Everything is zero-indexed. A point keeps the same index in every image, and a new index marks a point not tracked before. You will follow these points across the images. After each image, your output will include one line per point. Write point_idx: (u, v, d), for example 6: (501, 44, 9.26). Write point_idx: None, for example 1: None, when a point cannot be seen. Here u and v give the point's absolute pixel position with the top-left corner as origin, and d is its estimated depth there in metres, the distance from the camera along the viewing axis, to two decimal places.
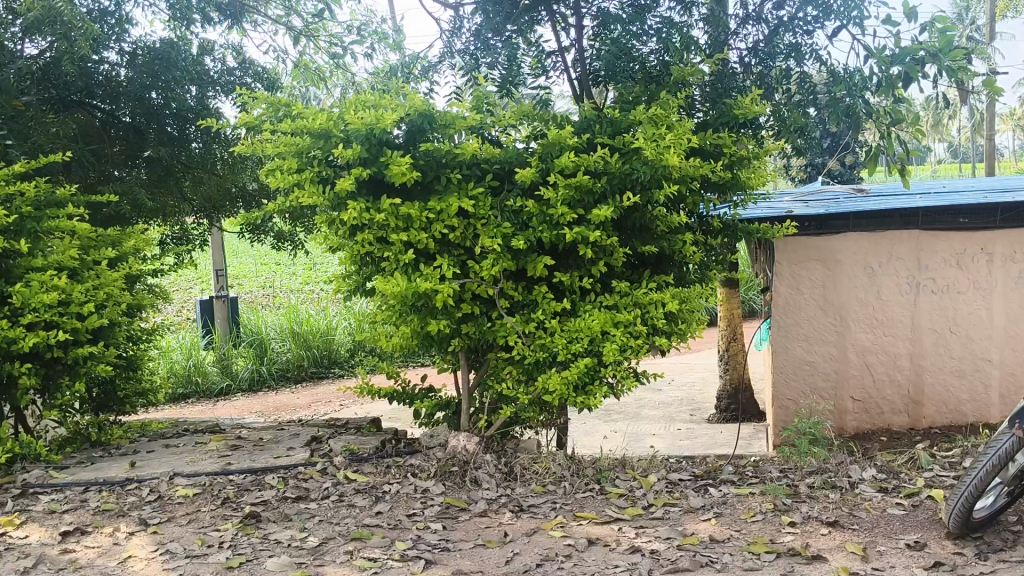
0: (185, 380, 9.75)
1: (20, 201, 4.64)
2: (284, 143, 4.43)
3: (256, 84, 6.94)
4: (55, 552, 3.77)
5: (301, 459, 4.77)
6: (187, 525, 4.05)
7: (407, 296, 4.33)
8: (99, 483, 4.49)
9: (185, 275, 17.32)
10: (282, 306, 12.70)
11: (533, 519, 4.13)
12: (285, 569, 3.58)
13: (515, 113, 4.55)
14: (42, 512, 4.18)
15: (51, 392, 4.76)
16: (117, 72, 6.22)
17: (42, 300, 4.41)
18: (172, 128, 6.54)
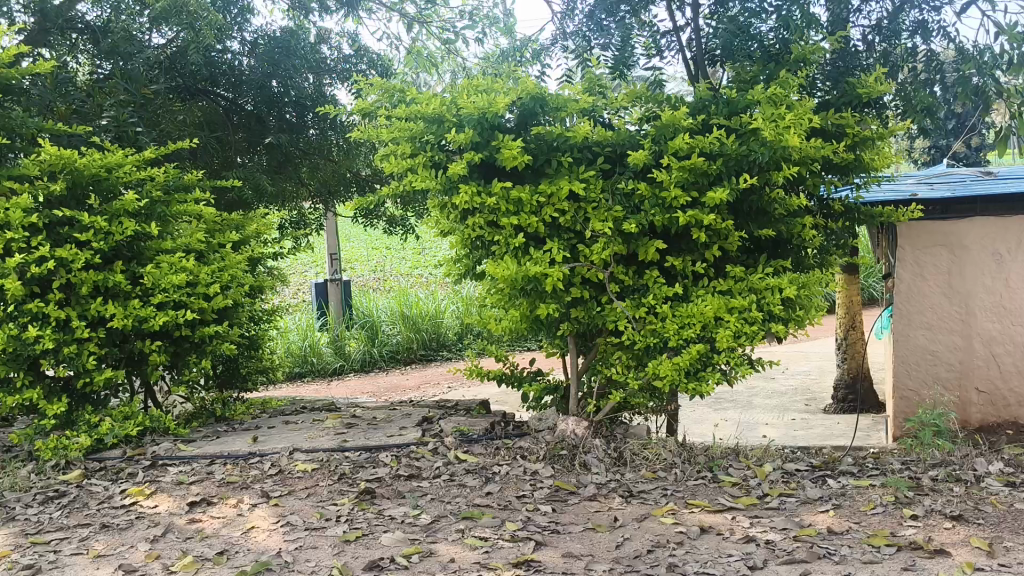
0: (301, 360, 10.04)
1: (151, 186, 4.87)
2: (398, 129, 4.51)
3: (370, 71, 7.04)
4: (183, 521, 4.00)
5: (413, 438, 4.85)
6: (307, 499, 4.20)
7: (517, 281, 4.35)
8: (224, 456, 4.68)
9: (302, 260, 17.82)
10: (392, 290, 12.91)
11: (644, 505, 4.10)
12: (398, 546, 3.69)
13: (628, 94, 4.48)
14: (171, 483, 4.40)
15: (179, 369, 4.98)
16: (238, 61, 6.38)
17: (171, 281, 4.62)
18: (291, 115, 6.71)
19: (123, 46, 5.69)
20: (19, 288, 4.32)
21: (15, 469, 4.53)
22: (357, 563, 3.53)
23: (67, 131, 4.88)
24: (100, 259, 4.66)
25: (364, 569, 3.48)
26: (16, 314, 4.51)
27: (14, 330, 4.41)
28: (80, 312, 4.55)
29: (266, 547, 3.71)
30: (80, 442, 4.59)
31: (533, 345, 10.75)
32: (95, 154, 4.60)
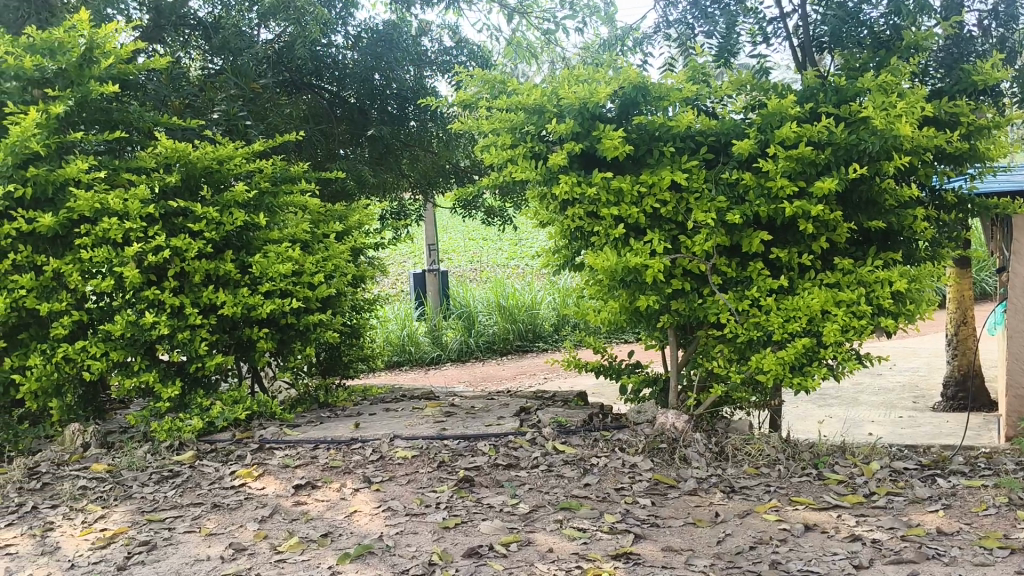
0: (400, 348, 10.19)
1: (259, 178, 5.04)
2: (499, 120, 4.53)
3: (470, 62, 7.10)
4: (289, 503, 4.13)
5: (512, 428, 4.87)
6: (407, 485, 4.27)
7: (617, 272, 4.32)
8: (328, 441, 4.79)
9: (399, 250, 18.09)
10: (489, 281, 13.00)
11: (745, 501, 4.03)
12: (497, 534, 3.72)
13: (733, 82, 4.41)
14: (278, 466, 4.53)
15: (285, 356, 5.13)
16: (342, 55, 6.57)
17: (279, 270, 4.76)
18: (393, 107, 6.84)
19: (233, 41, 5.85)
20: (137, 275, 4.52)
21: (132, 448, 4.74)
22: (456, 550, 3.58)
23: (181, 124, 5.10)
24: (212, 248, 4.84)
25: (464, 556, 3.52)
26: (133, 301, 4.71)
27: (131, 316, 4.61)
28: (193, 300, 4.73)
29: (368, 531, 3.80)
30: (192, 424, 4.77)
31: (630, 337, 10.67)
32: (208, 147, 4.78)
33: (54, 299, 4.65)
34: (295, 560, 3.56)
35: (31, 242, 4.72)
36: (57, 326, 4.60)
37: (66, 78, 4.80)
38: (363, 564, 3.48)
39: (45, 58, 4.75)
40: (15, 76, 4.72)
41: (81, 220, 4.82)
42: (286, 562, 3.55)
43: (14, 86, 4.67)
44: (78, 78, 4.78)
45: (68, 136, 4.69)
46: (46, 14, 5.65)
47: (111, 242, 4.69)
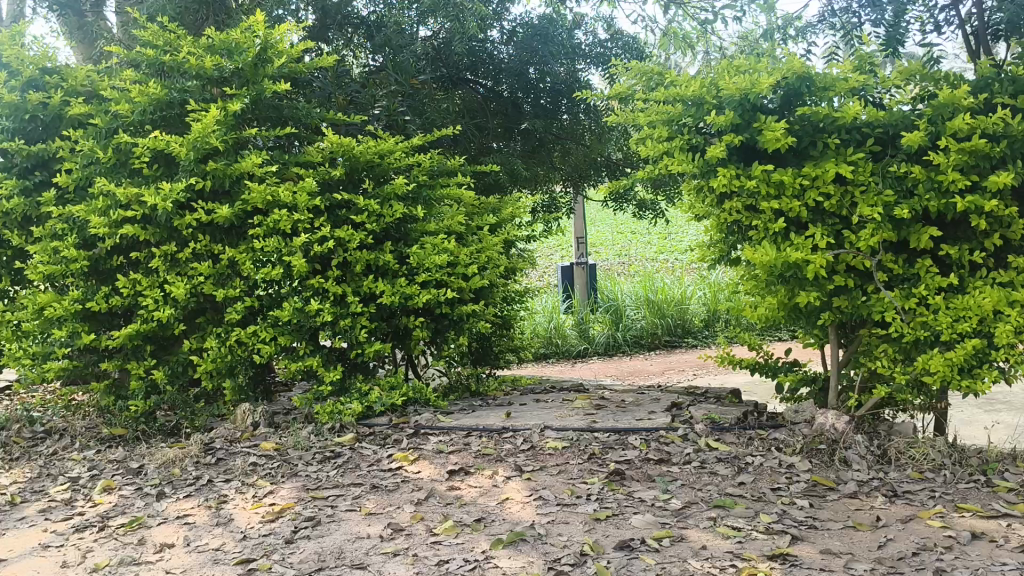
0: (547, 341, 10.25)
1: (418, 171, 5.20)
2: (656, 112, 4.51)
3: (624, 55, 7.26)
4: (444, 488, 4.24)
5: (663, 423, 4.84)
6: (558, 475, 4.31)
7: (776, 266, 4.23)
8: (480, 429, 4.89)
9: (547, 244, 18.18)
10: (638, 275, 12.91)
11: (908, 506, 3.87)
12: (649, 528, 3.71)
13: (902, 72, 4.22)
14: (433, 451, 4.67)
15: (440, 344, 5.27)
16: (498, 50, 6.74)
17: (435, 261, 4.90)
18: (545, 101, 6.99)
19: (395, 38, 6.10)
20: (304, 264, 4.76)
21: (297, 429, 4.99)
22: (608, 541, 3.59)
23: (345, 119, 5.31)
24: (373, 239, 5.03)
25: (615, 548, 3.53)
26: (300, 289, 4.96)
27: (298, 303, 4.87)
28: (355, 289, 4.94)
29: (520, 518, 3.86)
30: (353, 408, 4.98)
31: (783, 334, 10.36)
32: (371, 142, 4.98)
33: (229, 286, 4.95)
34: (450, 542, 3.66)
35: (210, 232, 5.05)
36: (231, 311, 4.90)
37: (242, 76, 5.09)
38: (516, 550, 3.55)
39: (224, 58, 5.07)
40: (196, 75, 5.07)
41: (253, 212, 5.12)
42: (441, 544, 3.65)
43: (195, 85, 5.03)
44: (252, 76, 5.07)
45: (244, 132, 4.98)
46: (224, 16, 6.06)
47: (281, 232, 4.96)
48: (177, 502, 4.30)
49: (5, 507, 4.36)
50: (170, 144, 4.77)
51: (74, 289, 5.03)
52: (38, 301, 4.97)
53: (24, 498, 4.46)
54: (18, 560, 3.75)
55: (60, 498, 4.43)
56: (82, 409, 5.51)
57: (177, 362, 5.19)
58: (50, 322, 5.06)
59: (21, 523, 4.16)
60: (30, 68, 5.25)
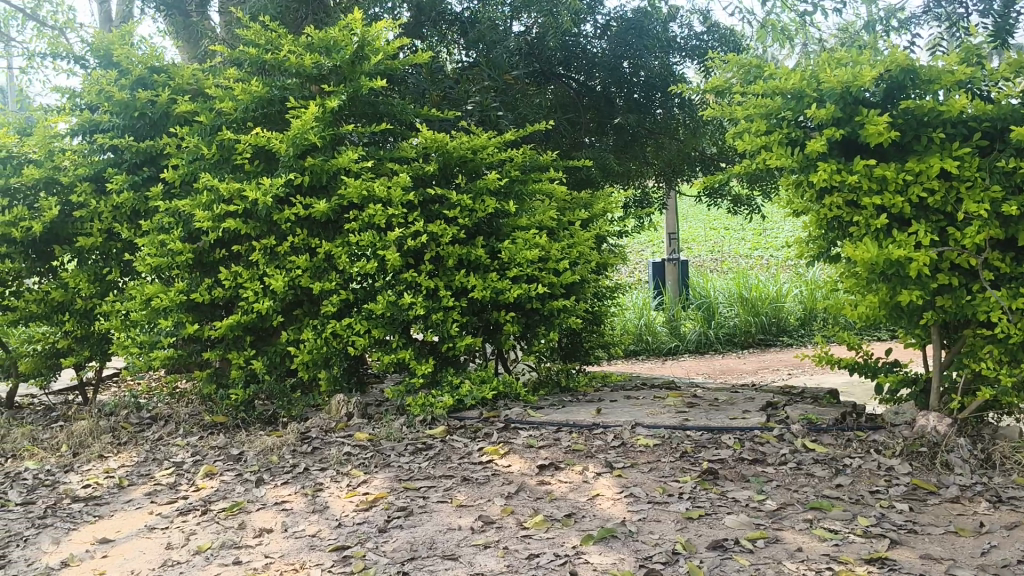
0: (637, 337, 10.18)
1: (510, 166, 5.22)
2: (754, 105, 4.43)
3: (721, 48, 7.23)
4: (534, 482, 4.26)
5: (757, 423, 4.75)
6: (650, 473, 4.27)
7: (876, 264, 4.10)
8: (570, 425, 4.89)
9: (638, 240, 18.02)
10: (732, 271, 12.68)
11: (1016, 512, 3.70)
12: (742, 528, 3.64)
13: (1012, 64, 3.97)
14: (523, 445, 4.68)
15: (530, 339, 5.28)
16: (591, 44, 6.71)
17: (526, 256, 4.91)
18: (639, 95, 6.96)
19: (490, 34, 6.13)
20: (398, 258, 4.84)
21: (390, 420, 5.07)
22: (700, 541, 3.54)
23: (439, 115, 5.37)
24: (465, 234, 5.08)
25: (708, 548, 3.47)
26: (393, 283, 5.04)
27: (392, 297, 4.94)
28: (447, 283, 5.00)
29: (611, 514, 3.84)
30: (444, 401, 5.04)
31: (883, 333, 10.02)
32: (465, 137, 5.03)
33: (325, 280, 5.07)
34: (540, 536, 3.67)
35: (307, 226, 5.18)
36: (327, 304, 5.01)
37: (339, 74, 5.20)
38: (606, 546, 3.53)
39: (323, 56, 5.19)
40: (296, 73, 5.20)
41: (349, 207, 5.23)
42: (531, 538, 3.66)
43: (295, 82, 5.15)
44: (350, 74, 5.18)
45: (341, 128, 5.09)
46: (322, 14, 6.17)
47: (376, 227, 5.05)
48: (275, 489, 4.42)
49: (114, 489, 4.56)
50: (271, 141, 4.91)
51: (179, 281, 5.22)
52: (145, 292, 5.19)
53: (132, 481, 4.66)
54: (126, 540, 3.92)
55: (165, 481, 4.61)
56: (186, 397, 5.71)
57: (276, 353, 5.34)
58: (156, 313, 5.25)
59: (129, 504, 4.35)
60: (139, 68, 5.44)
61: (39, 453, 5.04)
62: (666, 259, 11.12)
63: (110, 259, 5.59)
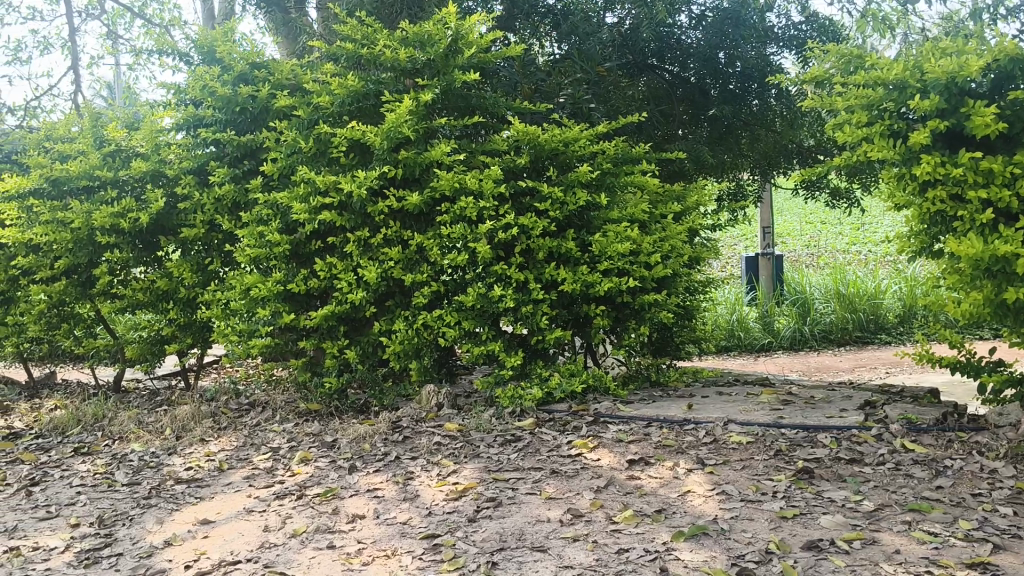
0: (729, 333, 10.02)
1: (602, 159, 5.20)
2: (854, 96, 4.28)
3: (820, 38, 7.08)
4: (623, 476, 4.23)
5: (854, 422, 4.62)
6: (742, 470, 4.19)
7: (981, 260, 3.94)
8: (660, 420, 4.84)
9: (730, 234, 17.72)
10: (829, 267, 12.34)
11: None
12: (838, 529, 3.54)
13: None
14: (613, 439, 4.66)
15: (620, 333, 5.25)
16: (686, 35, 6.75)
17: (617, 249, 4.88)
18: (734, 86, 6.94)
19: (582, 26, 6.20)
20: (488, 250, 4.87)
21: (479, 412, 5.12)
22: (794, 540, 3.46)
23: (531, 108, 5.39)
24: (556, 227, 5.08)
25: (802, 548, 3.39)
26: (484, 275, 5.08)
27: (482, 289, 4.98)
28: (537, 276, 5.01)
29: (702, 511, 3.79)
30: (533, 393, 5.05)
31: (989, 333, 9.62)
32: (557, 129, 5.02)
33: (417, 271, 5.13)
34: (630, 531, 3.65)
35: (400, 219, 5.26)
36: (418, 296, 5.08)
37: (433, 68, 5.26)
38: (697, 544, 3.49)
39: (417, 50, 5.25)
40: (392, 68, 5.32)
41: (441, 200, 5.28)
42: (621, 532, 3.64)
43: (390, 77, 5.27)
44: (443, 67, 5.21)
45: (435, 121, 5.15)
46: (417, 8, 6.27)
47: (467, 219, 5.09)
48: (367, 476, 4.50)
49: (214, 472, 4.72)
50: (366, 134, 5.00)
51: (276, 271, 5.36)
52: (245, 282, 5.34)
53: (231, 465, 4.81)
54: (226, 522, 4.05)
55: (262, 466, 4.74)
56: (283, 384, 5.87)
57: (368, 343, 5.44)
58: (255, 301, 5.41)
59: (229, 487, 4.49)
60: (241, 64, 5.60)
61: (144, 436, 5.26)
62: (760, 254, 10.92)
63: (212, 250, 5.76)
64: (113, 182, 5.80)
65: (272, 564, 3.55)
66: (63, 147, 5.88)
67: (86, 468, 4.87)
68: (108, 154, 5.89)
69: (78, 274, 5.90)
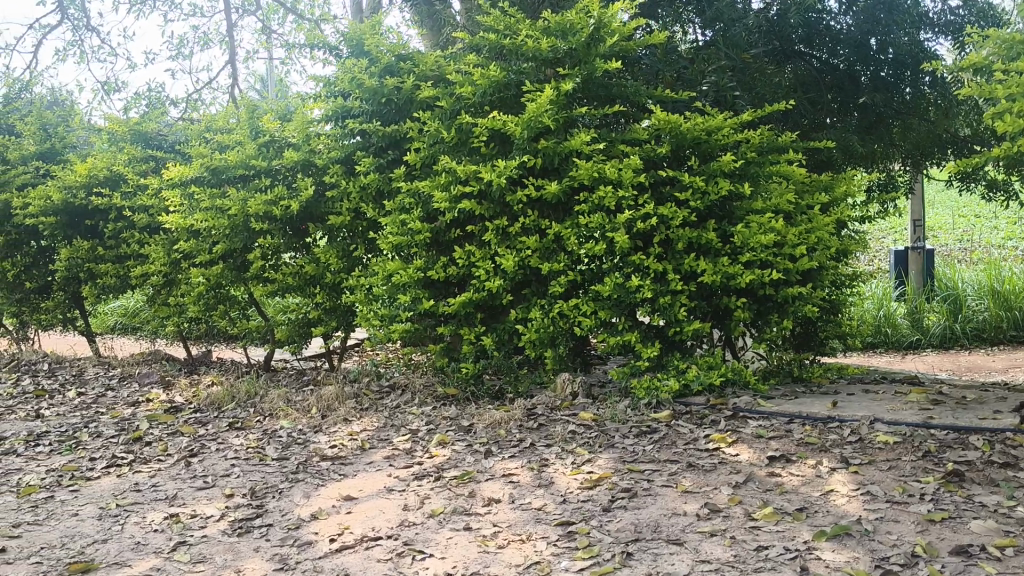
0: (875, 329, 9.63)
1: (746, 148, 5.13)
2: (1016, 83, 4.02)
3: (980, 23, 6.77)
4: (763, 473, 4.13)
5: (1011, 424, 4.36)
6: (888, 471, 4.03)
7: None
8: (802, 417, 4.71)
9: (877, 226, 16.97)
10: (983, 262, 11.65)
11: None
12: (991, 535, 3.36)
13: None
14: (752, 435, 4.56)
15: (761, 326, 5.13)
16: (835, 22, 6.54)
17: (760, 240, 4.77)
18: (886, 74, 6.69)
19: (727, 12, 6.14)
20: (627, 241, 4.84)
21: (615, 402, 5.11)
22: (943, 545, 3.30)
23: (673, 96, 5.33)
24: (697, 217, 5.01)
25: (951, 553, 3.23)
26: (622, 265, 5.06)
27: (620, 279, 4.97)
28: (676, 266, 4.95)
29: (845, 512, 3.66)
30: (670, 385, 5.01)
31: None
32: (700, 118, 4.95)
33: (555, 260, 5.16)
34: (769, 528, 3.56)
35: (539, 207, 5.30)
36: (556, 285, 5.12)
37: (574, 57, 5.29)
38: (839, 544, 3.37)
39: (558, 39, 5.27)
40: (532, 58, 5.36)
41: (579, 189, 5.28)
42: (760, 529, 3.56)
43: (531, 67, 5.31)
44: (585, 56, 5.23)
45: (575, 111, 5.17)
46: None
47: (606, 208, 5.08)
48: (503, 461, 4.57)
49: (357, 451, 4.89)
50: (507, 124, 5.06)
51: (417, 258, 5.50)
52: (387, 268, 5.51)
53: (373, 445, 4.98)
54: (368, 499, 4.19)
55: (402, 447, 4.88)
56: (422, 368, 6.02)
57: (505, 330, 5.51)
58: (397, 288, 5.58)
59: (370, 466, 4.64)
60: (388, 56, 5.80)
61: (292, 413, 5.50)
62: (908, 248, 10.49)
63: (356, 237, 5.96)
64: (266, 171, 6.09)
65: (411, 542, 3.66)
66: (222, 138, 6.20)
67: (240, 442, 5.14)
68: (263, 144, 6.18)
69: (233, 259, 6.21)
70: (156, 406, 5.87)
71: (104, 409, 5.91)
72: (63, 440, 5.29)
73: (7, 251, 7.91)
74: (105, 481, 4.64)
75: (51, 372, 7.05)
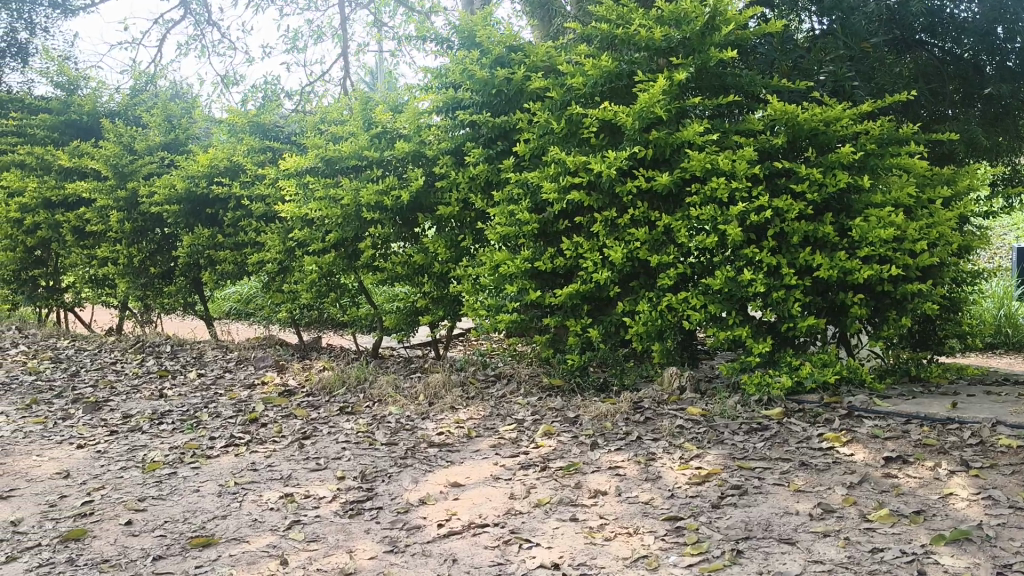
0: (995, 330, 9.22)
1: (866, 139, 4.94)
2: None
3: None
4: (878, 474, 4.00)
5: None
6: (1013, 476, 3.85)
7: None
8: (921, 417, 4.54)
9: (998, 223, 16.20)
10: None
11: None
12: None
13: None
14: (867, 435, 4.42)
15: (878, 323, 4.96)
16: (960, 11, 6.27)
17: (880, 235, 4.62)
18: (1014, 63, 6.36)
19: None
20: (739, 233, 4.75)
21: (723, 398, 5.03)
22: None
23: (789, 86, 5.19)
24: (812, 210, 4.89)
25: None
26: (733, 258, 4.97)
27: (731, 272, 4.88)
28: (790, 260, 4.84)
29: (966, 516, 3.51)
30: (781, 382, 4.90)
31: None
32: (818, 109, 4.81)
33: (664, 252, 5.10)
34: (885, 531, 3.45)
35: (648, 199, 5.24)
36: (665, 277, 5.06)
37: (688, 46, 5.21)
38: (960, 549, 3.24)
39: (673, 28, 5.22)
40: (645, 48, 5.30)
41: (691, 180, 5.20)
42: (875, 531, 3.45)
43: (643, 57, 5.26)
44: (699, 45, 5.15)
45: (687, 101, 5.10)
46: None
47: (718, 200, 5.00)
48: (609, 453, 4.55)
49: (463, 439, 4.95)
50: (617, 114, 5.04)
51: (524, 249, 5.52)
52: (494, 259, 5.55)
53: (479, 433, 5.03)
54: (474, 486, 4.23)
55: (508, 436, 4.92)
56: (527, 359, 6.05)
57: (611, 322, 5.49)
58: (503, 278, 5.62)
59: (476, 454, 4.69)
60: (499, 48, 5.84)
61: (401, 400, 5.60)
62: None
63: (464, 228, 6.03)
64: (378, 162, 6.22)
65: (517, 530, 3.68)
66: (336, 129, 6.36)
67: (351, 426, 5.26)
68: (376, 136, 6.30)
69: (344, 248, 6.35)
70: (271, 390, 6.07)
71: (222, 390, 6.15)
72: (184, 419, 5.52)
73: (134, 237, 8.29)
74: (224, 459, 4.82)
75: (173, 354, 7.37)
